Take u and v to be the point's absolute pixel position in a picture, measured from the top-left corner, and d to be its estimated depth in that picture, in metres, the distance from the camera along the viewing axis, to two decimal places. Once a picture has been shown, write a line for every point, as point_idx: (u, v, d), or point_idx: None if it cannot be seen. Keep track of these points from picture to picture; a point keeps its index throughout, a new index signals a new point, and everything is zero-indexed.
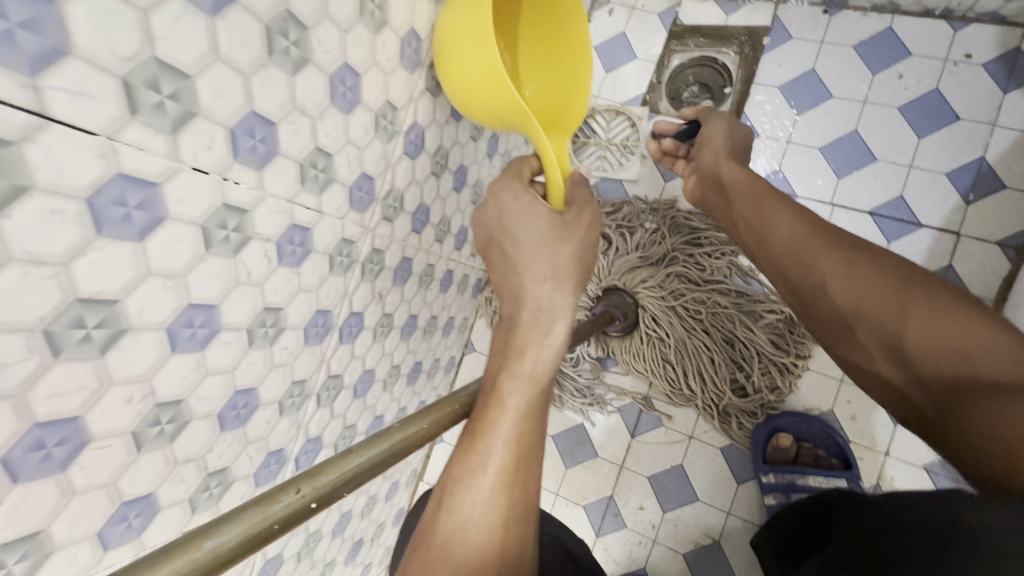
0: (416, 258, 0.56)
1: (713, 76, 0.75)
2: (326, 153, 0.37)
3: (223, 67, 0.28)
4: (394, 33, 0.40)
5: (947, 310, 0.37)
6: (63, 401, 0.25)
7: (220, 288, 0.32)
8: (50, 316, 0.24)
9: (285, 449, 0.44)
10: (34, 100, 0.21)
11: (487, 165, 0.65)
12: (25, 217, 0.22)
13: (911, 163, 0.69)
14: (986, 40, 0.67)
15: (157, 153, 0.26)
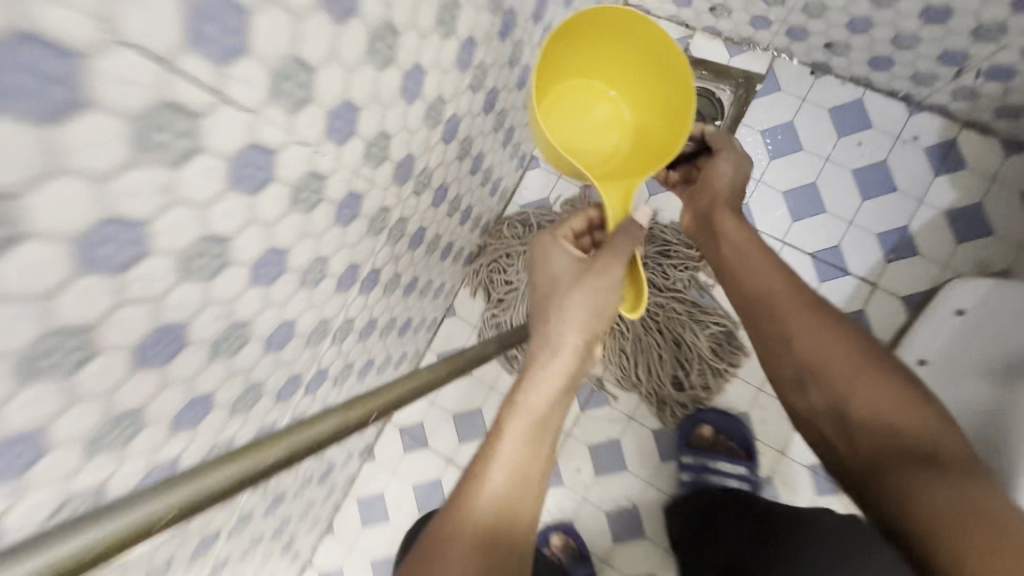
0: (428, 227, 0.64)
1: (708, 107, 0.85)
2: (387, 135, 0.44)
3: (333, 64, 0.34)
4: (457, 39, 0.47)
5: (886, 392, 0.43)
6: (178, 312, 0.32)
7: (292, 236, 0.39)
8: (188, 245, 0.30)
9: (302, 375, 0.52)
10: (216, 84, 0.27)
11: (499, 153, 0.73)
12: (195, 170, 0.29)
13: (853, 218, 0.81)
14: (931, 127, 0.80)
15: (277, 126, 0.33)
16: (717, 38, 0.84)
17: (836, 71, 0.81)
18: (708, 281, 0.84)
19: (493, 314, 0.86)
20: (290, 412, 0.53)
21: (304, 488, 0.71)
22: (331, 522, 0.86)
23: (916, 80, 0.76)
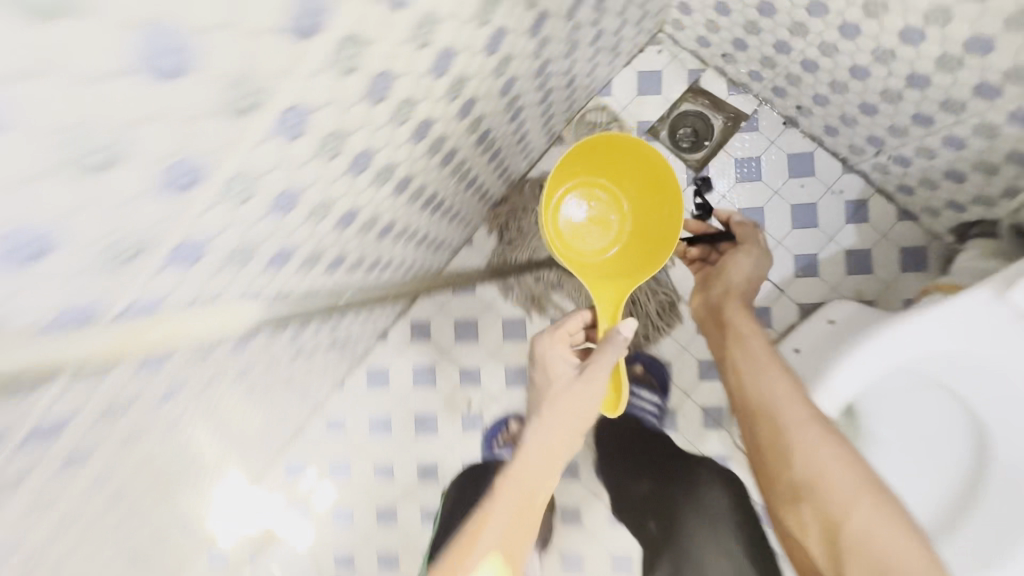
0: (466, 164, 0.83)
1: (702, 130, 1.07)
2: (459, 85, 0.61)
3: (445, 35, 0.51)
4: (522, 27, 0.64)
5: (880, 509, 0.63)
6: (309, 173, 0.49)
7: (381, 141, 0.56)
8: (332, 132, 0.47)
9: (361, 250, 0.71)
10: (384, 37, 0.43)
11: (530, 122, 0.92)
12: (353, 89, 0.44)
13: (781, 241, 1.05)
14: (854, 185, 1.04)
15: (401, 67, 0.48)
16: (722, 76, 1.06)
17: (801, 126, 1.03)
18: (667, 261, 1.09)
19: (504, 250, 1.13)
20: (365, 278, 0.79)
21: (323, 348, 0.91)
22: (327, 379, 1.08)
23: (851, 148, 0.99)
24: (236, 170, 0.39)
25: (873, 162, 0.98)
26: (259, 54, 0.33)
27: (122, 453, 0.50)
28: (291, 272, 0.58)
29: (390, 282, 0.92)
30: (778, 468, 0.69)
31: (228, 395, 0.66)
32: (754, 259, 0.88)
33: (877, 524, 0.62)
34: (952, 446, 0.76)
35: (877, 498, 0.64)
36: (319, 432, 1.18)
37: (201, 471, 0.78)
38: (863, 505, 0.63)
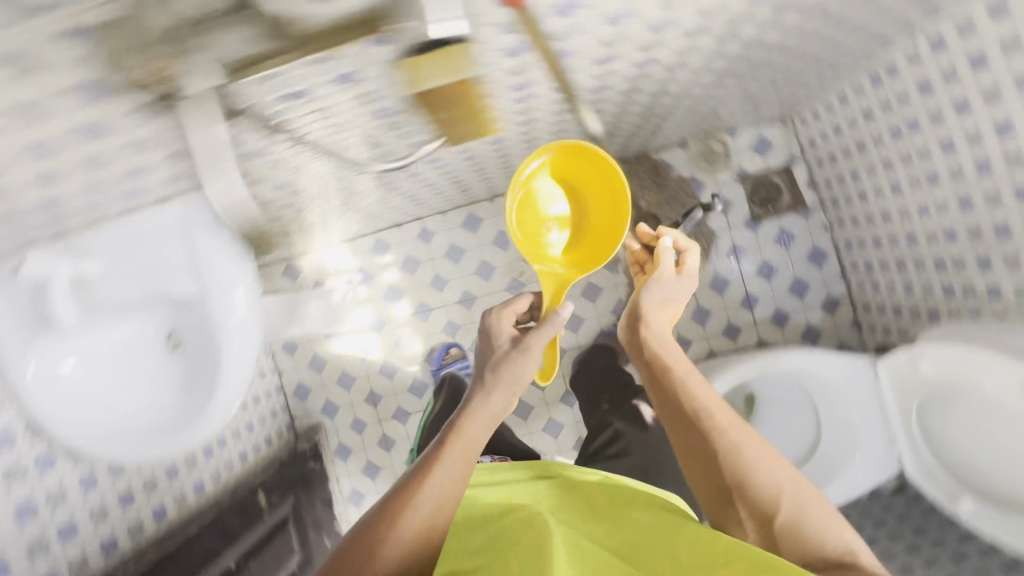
0: (642, 127, 1.24)
1: (772, 197, 1.52)
2: (692, 90, 1.04)
3: (717, 69, 0.93)
4: (738, 79, 1.06)
5: (797, 494, 0.72)
6: (620, 92, 0.90)
7: (646, 99, 0.97)
8: (647, 81, 0.88)
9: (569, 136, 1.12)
10: (704, 59, 0.85)
11: (686, 124, 1.34)
12: (672, 71, 0.86)
13: (773, 295, 1.52)
14: (838, 288, 1.51)
15: (692, 73, 0.91)
16: (807, 172, 1.51)
17: (832, 233, 1.50)
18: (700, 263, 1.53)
19: None
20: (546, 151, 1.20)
21: (479, 178, 1.31)
22: (450, 201, 1.48)
23: (852, 263, 1.46)
24: (617, 71, 0.80)
25: (860, 278, 1.45)
26: (676, 46, 0.74)
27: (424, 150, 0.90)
28: (551, 122, 0.98)
29: None
30: (702, 466, 0.77)
31: (452, 162, 1.06)
32: (679, 288, 0.97)
33: (805, 511, 0.71)
34: (793, 441, 1.21)
35: (798, 499, 0.72)
36: (411, 233, 1.58)
37: (379, 192, 1.17)
38: (789, 494, 0.72)
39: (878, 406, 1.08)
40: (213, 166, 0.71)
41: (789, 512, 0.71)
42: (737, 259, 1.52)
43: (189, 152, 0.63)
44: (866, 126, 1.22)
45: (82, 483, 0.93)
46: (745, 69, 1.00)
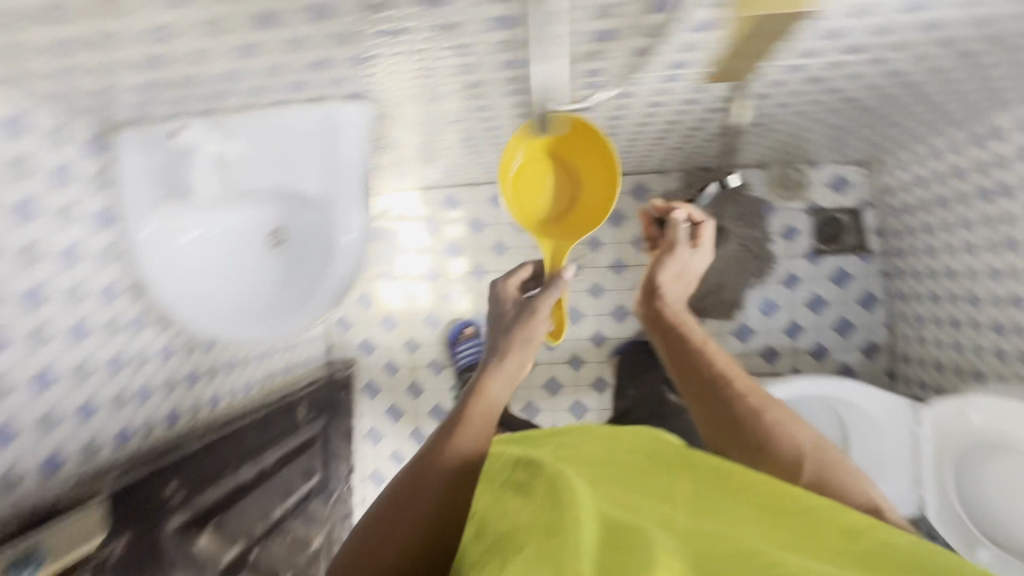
0: (741, 138, 1.27)
1: (836, 234, 1.58)
2: (808, 114, 1.07)
3: (845, 98, 0.97)
4: (853, 113, 1.10)
5: (808, 442, 0.89)
6: (752, 98, 0.93)
7: (769, 111, 1.01)
8: (780, 94, 0.93)
9: (676, 131, 1.15)
10: (842, 86, 0.90)
11: (779, 146, 1.37)
12: (808, 90, 0.91)
13: (817, 328, 1.57)
14: (879, 335, 1.56)
15: (822, 97, 0.95)
16: (875, 219, 1.55)
17: (886, 282, 1.55)
18: (754, 284, 1.57)
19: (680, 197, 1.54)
20: (646, 141, 1.23)
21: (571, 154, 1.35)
22: None
23: (899, 314, 1.50)
24: (765, 77, 0.84)
25: (904, 328, 1.49)
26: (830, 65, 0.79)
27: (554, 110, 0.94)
28: (672, 112, 1.02)
29: (634, 155, 1.37)
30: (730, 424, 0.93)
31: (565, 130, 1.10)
32: (693, 259, 1.28)
33: (819, 451, 0.88)
34: None
35: (813, 452, 0.87)
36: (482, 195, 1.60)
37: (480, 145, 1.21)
38: (803, 438, 0.90)
39: (910, 453, 1.13)
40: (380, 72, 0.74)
41: (805, 457, 0.86)
42: (790, 286, 1.56)
43: (377, 54, 0.71)
44: (955, 186, 1.25)
45: (162, 353, 0.98)
46: (866, 104, 1.04)
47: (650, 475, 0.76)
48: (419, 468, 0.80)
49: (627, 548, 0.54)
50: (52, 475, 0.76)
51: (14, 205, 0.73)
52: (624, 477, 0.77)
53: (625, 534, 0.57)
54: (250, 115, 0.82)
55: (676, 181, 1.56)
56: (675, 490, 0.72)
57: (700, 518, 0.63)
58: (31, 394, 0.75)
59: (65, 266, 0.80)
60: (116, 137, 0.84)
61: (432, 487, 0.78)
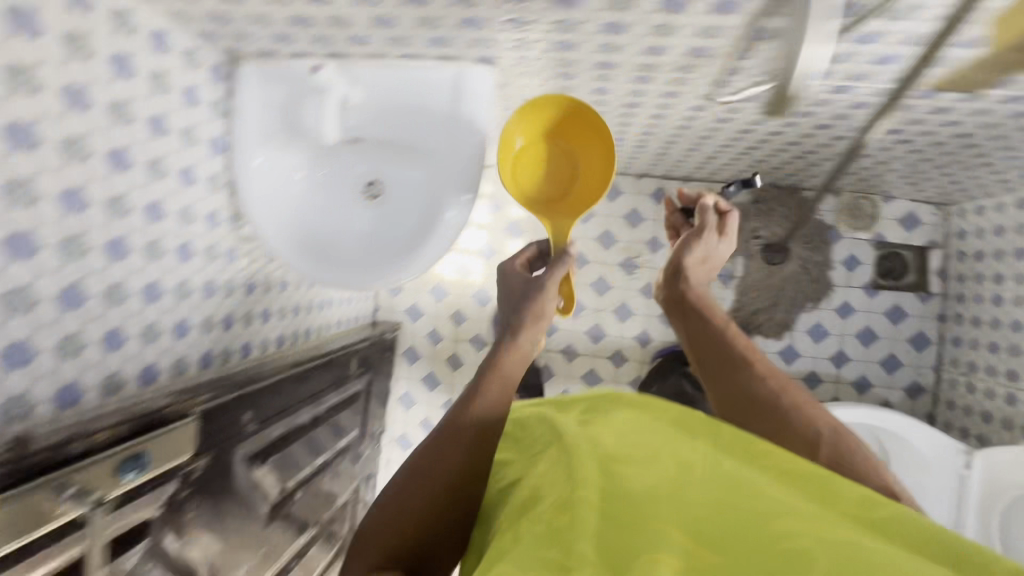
0: (829, 160, 1.27)
1: (897, 273, 1.56)
2: (911, 144, 1.06)
3: (960, 132, 0.96)
4: (956, 150, 1.09)
5: (824, 420, 0.81)
6: (869, 119, 0.93)
7: (877, 135, 1.01)
8: (899, 119, 0.92)
9: (771, 143, 1.15)
10: (966, 119, 0.89)
11: (861, 174, 1.36)
12: (929, 118, 0.90)
13: (864, 361, 1.56)
14: (925, 378, 1.55)
15: (938, 127, 0.94)
16: (941, 261, 1.54)
17: (941, 325, 1.54)
18: (808, 308, 1.56)
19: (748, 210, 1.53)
20: (735, 149, 1.23)
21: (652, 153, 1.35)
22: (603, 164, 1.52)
23: (951, 359, 1.49)
24: (896, 99, 0.83)
25: (952, 374, 1.48)
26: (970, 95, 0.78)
27: (668, 103, 0.93)
28: (778, 123, 1.02)
29: (715, 162, 1.36)
30: (739, 405, 0.86)
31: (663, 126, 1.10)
32: (717, 249, 1.09)
33: (837, 430, 0.80)
34: None
35: (828, 436, 0.79)
36: None
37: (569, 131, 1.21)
38: (818, 417, 0.82)
39: (956, 494, 1.14)
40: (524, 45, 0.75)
41: (815, 442, 0.79)
42: (843, 315, 1.56)
43: (532, 35, 0.71)
44: None
45: (242, 286, 0.99)
46: (974, 142, 1.02)
47: (663, 423, 0.72)
48: (445, 431, 0.74)
49: (634, 523, 0.54)
50: (148, 385, 0.78)
51: (151, 116, 0.74)
52: (634, 423, 0.73)
53: (630, 506, 0.56)
54: (378, 65, 0.83)
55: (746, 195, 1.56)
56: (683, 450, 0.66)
57: (716, 476, 0.60)
58: (142, 305, 0.76)
59: (183, 183, 0.82)
60: (241, 69, 0.87)
61: (452, 450, 0.73)
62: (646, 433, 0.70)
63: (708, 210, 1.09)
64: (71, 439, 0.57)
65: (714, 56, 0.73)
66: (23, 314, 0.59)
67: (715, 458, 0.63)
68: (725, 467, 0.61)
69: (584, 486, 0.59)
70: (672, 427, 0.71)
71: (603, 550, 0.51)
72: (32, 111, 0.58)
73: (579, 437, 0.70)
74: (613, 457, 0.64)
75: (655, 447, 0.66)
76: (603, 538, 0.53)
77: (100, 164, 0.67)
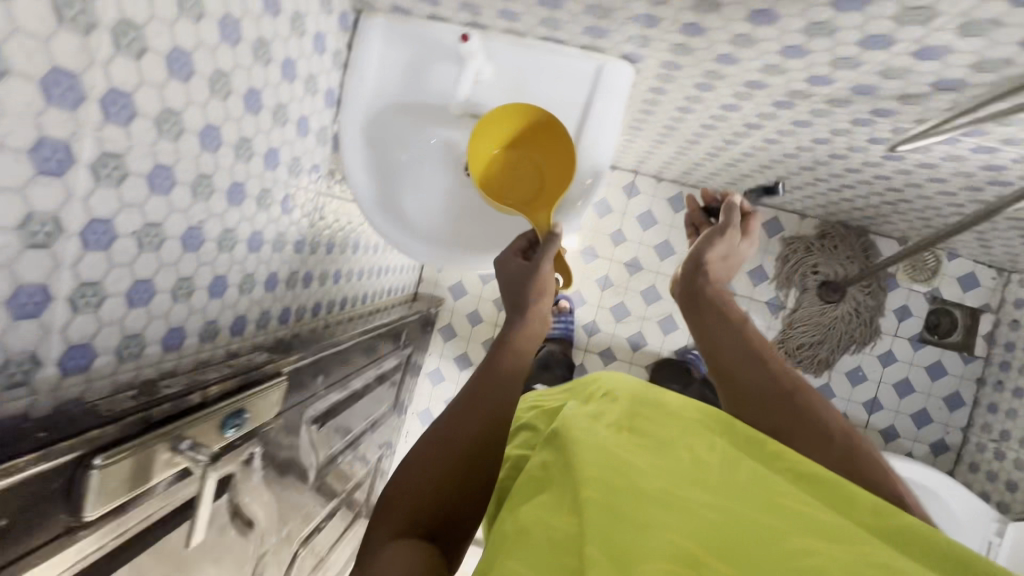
0: (914, 210, 1.25)
1: (943, 330, 1.57)
2: (1016, 210, 1.05)
3: None
4: None
5: (836, 428, 0.72)
6: (994, 180, 0.91)
7: (990, 195, 0.99)
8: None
9: (869, 183, 1.13)
10: None
11: (938, 228, 1.35)
12: None
13: (895, 411, 1.57)
14: (953, 437, 1.56)
15: None
16: (991, 326, 1.54)
17: (978, 388, 1.54)
18: (851, 350, 1.56)
19: (812, 243, 1.52)
20: (826, 183, 1.21)
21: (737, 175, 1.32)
22: (678, 175, 1.49)
23: (983, 423, 1.51)
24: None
25: (980, 438, 1.50)
26: None
27: (793, 130, 0.91)
28: (891, 168, 1.00)
29: (796, 191, 1.34)
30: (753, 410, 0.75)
31: (769, 150, 1.07)
32: (739, 248, 0.97)
33: (852, 436, 0.71)
34: None
35: (840, 440, 0.71)
36: (618, 181, 1.58)
37: (665, 139, 1.18)
38: (830, 420, 0.73)
39: None
40: (683, 49, 0.72)
41: (835, 448, 0.70)
42: (884, 362, 1.56)
43: (701, 40, 0.67)
44: None
45: (321, 245, 0.96)
46: None
47: (671, 419, 0.63)
48: (464, 402, 0.65)
49: (644, 520, 0.44)
50: (236, 335, 0.76)
51: (286, 59, 0.71)
52: (633, 414, 0.64)
53: (631, 499, 0.47)
54: (518, 41, 0.79)
55: (812, 229, 1.55)
56: (689, 453, 0.56)
57: (736, 488, 0.51)
58: (245, 254, 0.73)
59: (299, 133, 0.78)
60: (366, 20, 0.83)
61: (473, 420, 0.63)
62: (652, 428, 0.61)
63: (734, 209, 0.97)
64: (189, 391, 0.55)
65: (878, 96, 0.70)
66: (152, 252, 0.56)
67: (732, 468, 0.54)
68: (743, 477, 0.53)
69: (587, 469, 0.50)
70: (680, 427, 0.61)
71: (612, 547, 0.42)
72: (194, 39, 0.55)
73: (572, 422, 0.60)
74: (617, 444, 0.55)
75: (663, 445, 0.57)
76: (608, 531, 0.43)
77: (238, 103, 0.64)
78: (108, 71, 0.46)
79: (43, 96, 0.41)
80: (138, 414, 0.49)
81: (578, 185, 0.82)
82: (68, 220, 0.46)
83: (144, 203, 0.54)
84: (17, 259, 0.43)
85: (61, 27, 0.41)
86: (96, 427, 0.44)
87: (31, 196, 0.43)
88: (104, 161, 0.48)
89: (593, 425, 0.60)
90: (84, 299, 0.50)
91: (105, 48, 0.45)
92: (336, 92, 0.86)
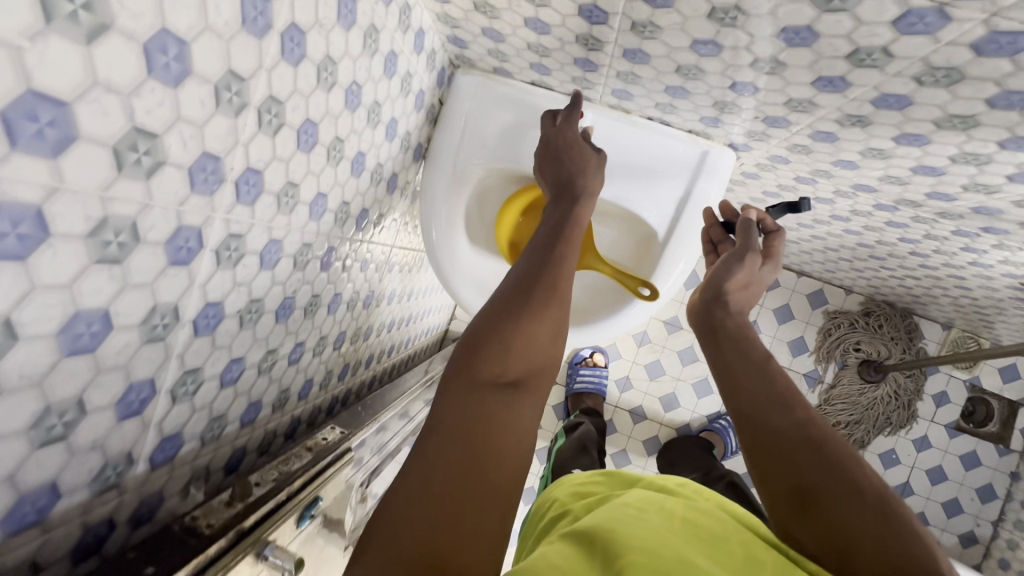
0: (970, 302, 1.24)
1: (981, 419, 1.53)
2: None
3: None
4: None
5: (873, 500, 0.52)
6: None
7: None
8: None
9: (937, 274, 1.11)
10: None
11: (988, 321, 1.34)
12: None
13: (926, 497, 1.54)
14: (984, 530, 1.52)
15: None
16: None
17: (1012, 482, 1.51)
18: (886, 431, 1.53)
19: (856, 320, 1.50)
20: (889, 268, 1.19)
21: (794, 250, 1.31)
22: None
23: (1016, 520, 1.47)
24: None
25: (1011, 535, 1.45)
26: None
27: (882, 226, 0.89)
28: (967, 267, 0.98)
29: (849, 270, 1.33)
30: (775, 464, 0.57)
31: (842, 237, 1.06)
32: (764, 274, 0.71)
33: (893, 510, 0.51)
34: None
35: (878, 512, 0.51)
36: None
37: None
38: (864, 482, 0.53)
39: None
40: (800, 149, 0.69)
41: (868, 521, 0.50)
42: (916, 446, 1.54)
43: (826, 146, 0.65)
44: None
45: (382, 295, 0.92)
46: None
47: (717, 511, 0.56)
48: (498, 308, 0.52)
49: None
50: (301, 399, 0.71)
51: (390, 119, 0.68)
52: (691, 502, 0.57)
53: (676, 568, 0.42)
54: (622, 116, 0.77)
55: (854, 305, 1.53)
56: (730, 545, 0.49)
57: None
58: (323, 316, 0.69)
59: (387, 189, 0.75)
60: (461, 77, 0.80)
61: (513, 329, 0.50)
62: (712, 517, 0.54)
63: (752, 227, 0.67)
64: (276, 489, 0.51)
65: (996, 218, 0.68)
66: (250, 329, 0.52)
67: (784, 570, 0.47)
68: None
69: (636, 543, 0.44)
70: (720, 518, 0.54)
71: None
72: (323, 109, 0.51)
73: (622, 507, 0.54)
74: (671, 529, 0.49)
75: (718, 537, 0.50)
76: None
77: (345, 168, 0.60)
78: (248, 150, 0.43)
79: (189, 183, 0.38)
80: (234, 527, 0.44)
81: (670, 232, 0.79)
82: (186, 308, 0.42)
83: (252, 280, 0.49)
84: (134, 356, 0.38)
85: (216, 111, 0.38)
86: (200, 555, 0.40)
87: (160, 289, 0.38)
88: (228, 243, 0.44)
89: (648, 511, 0.53)
90: (183, 388, 0.45)
91: (250, 126, 0.42)
92: (423, 146, 0.84)
